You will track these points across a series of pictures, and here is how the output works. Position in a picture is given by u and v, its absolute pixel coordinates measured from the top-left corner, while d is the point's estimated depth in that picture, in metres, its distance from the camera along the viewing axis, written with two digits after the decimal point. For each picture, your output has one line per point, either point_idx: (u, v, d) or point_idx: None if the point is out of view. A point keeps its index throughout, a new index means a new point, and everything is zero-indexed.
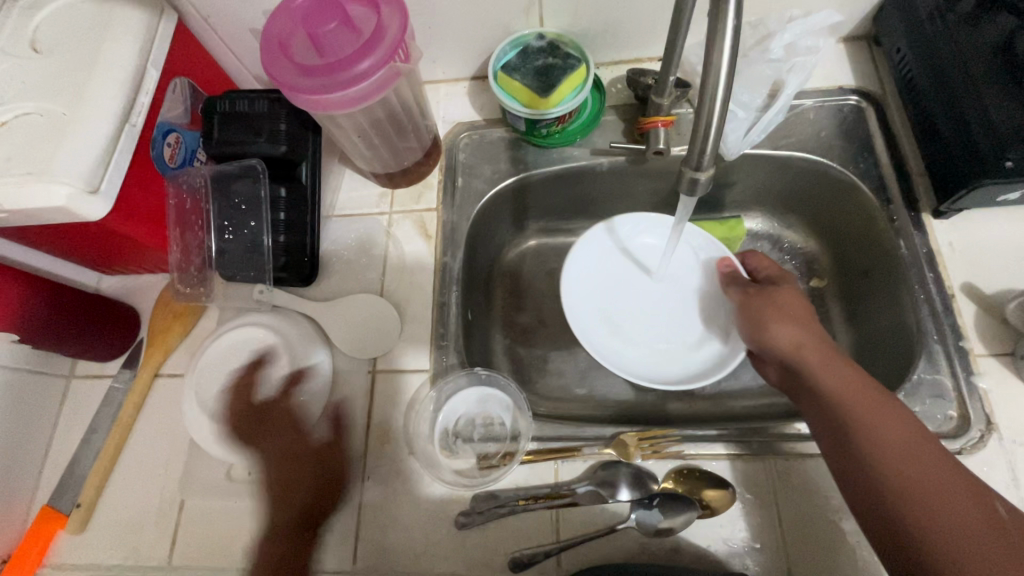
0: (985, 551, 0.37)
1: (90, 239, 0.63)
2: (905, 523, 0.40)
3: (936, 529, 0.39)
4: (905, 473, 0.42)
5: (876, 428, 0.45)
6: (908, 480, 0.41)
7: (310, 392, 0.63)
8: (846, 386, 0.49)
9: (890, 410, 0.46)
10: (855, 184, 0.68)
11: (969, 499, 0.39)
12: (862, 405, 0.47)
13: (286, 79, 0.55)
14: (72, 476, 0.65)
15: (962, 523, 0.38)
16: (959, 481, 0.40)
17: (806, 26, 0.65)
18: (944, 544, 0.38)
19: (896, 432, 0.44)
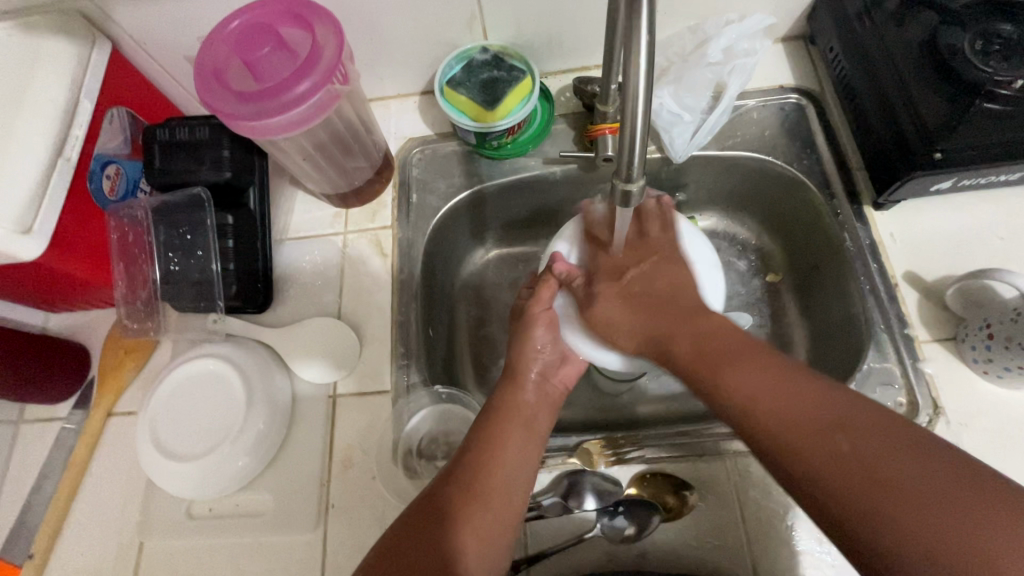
0: (864, 473, 0.38)
1: (30, 281, 0.61)
2: (800, 472, 0.41)
3: (815, 468, 0.40)
4: (775, 423, 0.43)
5: (730, 386, 0.47)
6: (780, 432, 0.43)
7: (267, 422, 0.61)
8: (693, 350, 0.52)
9: (739, 361, 0.48)
10: (801, 179, 0.69)
11: (803, 418, 0.42)
12: (713, 366, 0.49)
13: (222, 106, 0.54)
14: (24, 527, 0.63)
15: (845, 460, 0.39)
16: (803, 405, 0.43)
17: (742, 30, 0.67)
18: (830, 482, 0.39)
19: (762, 382, 0.46)
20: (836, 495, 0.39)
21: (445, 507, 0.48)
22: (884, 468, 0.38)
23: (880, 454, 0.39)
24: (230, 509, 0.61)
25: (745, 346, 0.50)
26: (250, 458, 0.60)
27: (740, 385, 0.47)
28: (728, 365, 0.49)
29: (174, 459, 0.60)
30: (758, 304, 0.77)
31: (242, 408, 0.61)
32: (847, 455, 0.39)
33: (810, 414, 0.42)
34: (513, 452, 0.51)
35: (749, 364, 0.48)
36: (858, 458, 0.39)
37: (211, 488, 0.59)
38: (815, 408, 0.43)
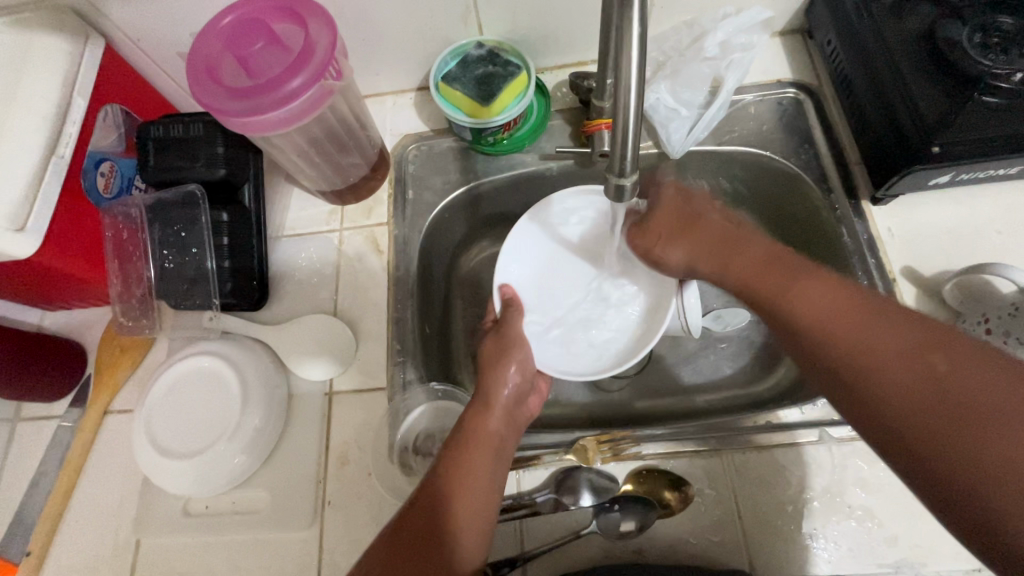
0: (908, 356, 0.41)
1: (24, 279, 0.61)
2: (839, 359, 0.44)
3: (833, 337, 0.45)
4: (834, 328, 0.45)
5: (791, 298, 0.48)
6: (824, 334, 0.45)
7: (263, 418, 0.61)
8: (753, 275, 0.52)
9: (801, 283, 0.48)
10: (798, 173, 0.69)
11: (864, 329, 0.44)
12: (784, 279, 0.49)
13: (214, 102, 0.53)
14: (20, 524, 0.63)
15: (897, 342, 0.42)
16: (862, 316, 0.44)
17: (739, 24, 0.67)
18: (862, 367, 0.42)
19: (818, 290, 0.47)
20: (879, 369, 0.42)
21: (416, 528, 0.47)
22: (897, 344, 0.42)
23: (894, 343, 0.42)
24: (226, 506, 0.61)
25: (762, 258, 0.52)
26: (246, 455, 0.60)
27: (796, 298, 0.48)
28: (788, 290, 0.48)
29: (170, 456, 0.60)
30: None
31: (238, 404, 0.61)
32: (925, 361, 0.40)
33: (858, 321, 0.44)
34: (474, 488, 0.49)
35: (776, 275, 0.50)
36: (879, 357, 0.42)
37: (206, 484, 0.59)
38: (864, 316, 0.44)
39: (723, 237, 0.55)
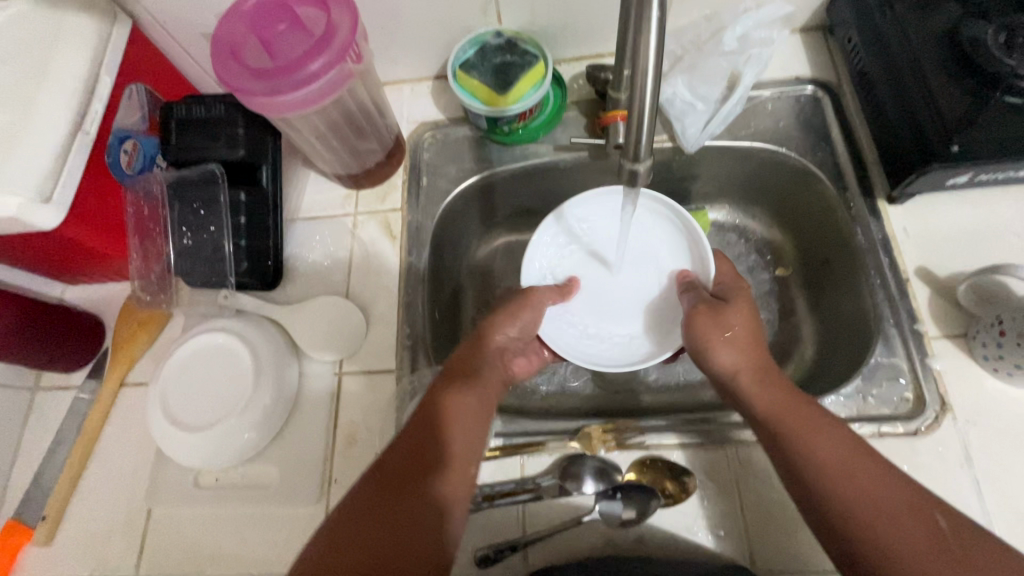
0: (909, 512, 0.42)
1: (48, 251, 0.63)
2: (844, 524, 0.44)
3: (867, 509, 0.43)
4: (842, 476, 0.45)
5: (811, 438, 0.47)
6: (836, 482, 0.45)
7: (274, 397, 0.62)
8: (776, 407, 0.50)
9: (800, 423, 0.48)
10: (814, 171, 0.68)
11: (865, 484, 0.44)
12: (797, 434, 0.48)
13: (237, 82, 0.55)
14: (37, 489, 0.65)
15: (891, 503, 0.43)
16: (868, 471, 0.45)
17: (758, 18, 0.67)
18: (871, 528, 0.42)
19: (824, 436, 0.47)
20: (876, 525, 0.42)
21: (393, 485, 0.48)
22: (926, 503, 0.43)
23: (892, 496, 0.43)
24: (235, 480, 0.62)
25: (781, 391, 0.51)
26: (256, 430, 0.61)
27: (818, 441, 0.47)
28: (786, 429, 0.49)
29: (183, 429, 0.61)
30: (766, 298, 0.77)
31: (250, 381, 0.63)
32: (930, 516, 0.42)
33: (857, 469, 0.45)
34: (460, 420, 0.53)
35: (803, 429, 0.48)
36: (878, 504, 0.43)
37: (217, 457, 0.61)
38: (869, 472, 0.45)
39: (742, 355, 0.55)
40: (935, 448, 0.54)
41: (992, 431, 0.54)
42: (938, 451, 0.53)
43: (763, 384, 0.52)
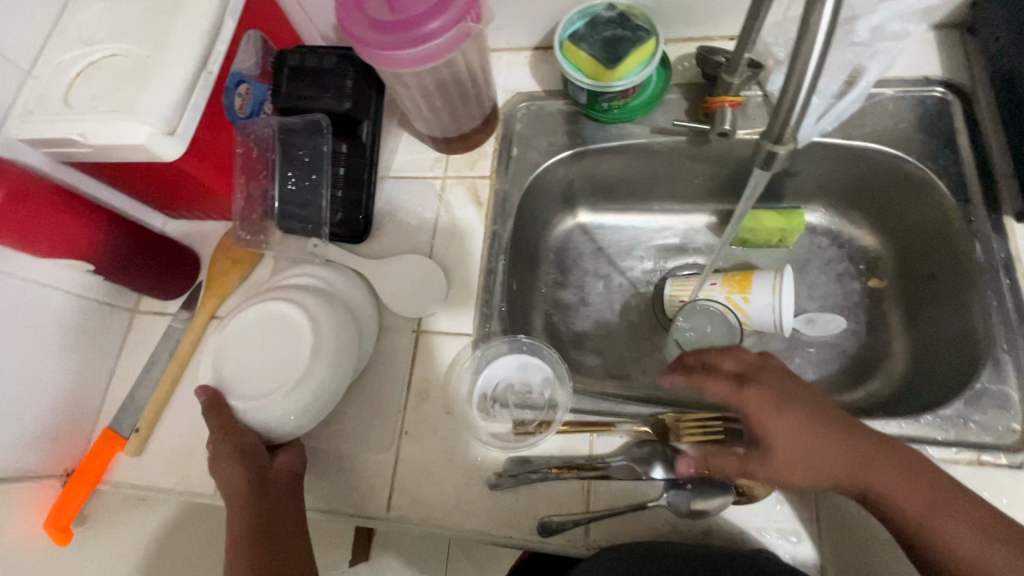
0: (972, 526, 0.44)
1: (166, 182, 0.66)
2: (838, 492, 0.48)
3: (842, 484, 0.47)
4: (922, 501, 0.45)
5: (858, 462, 0.47)
6: (911, 502, 0.45)
7: (330, 375, 0.59)
8: (829, 423, 0.48)
9: (857, 444, 0.47)
10: (932, 180, 0.64)
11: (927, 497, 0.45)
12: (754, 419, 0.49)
13: (358, 34, 0.56)
14: (131, 403, 0.69)
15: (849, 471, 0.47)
16: (926, 485, 0.45)
17: (897, 9, 0.61)
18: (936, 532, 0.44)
19: (782, 426, 0.48)
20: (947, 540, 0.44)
21: (261, 541, 0.53)
22: (875, 459, 0.47)
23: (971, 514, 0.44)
24: None
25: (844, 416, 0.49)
26: None
27: (779, 434, 0.48)
28: (842, 448, 0.47)
29: None
30: (855, 308, 0.73)
31: (317, 356, 0.59)
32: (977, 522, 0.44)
33: (912, 486, 0.46)
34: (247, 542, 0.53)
35: (874, 456, 0.47)
36: (941, 515, 0.44)
37: None
38: (936, 492, 0.45)
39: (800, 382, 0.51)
40: None
41: None
42: None
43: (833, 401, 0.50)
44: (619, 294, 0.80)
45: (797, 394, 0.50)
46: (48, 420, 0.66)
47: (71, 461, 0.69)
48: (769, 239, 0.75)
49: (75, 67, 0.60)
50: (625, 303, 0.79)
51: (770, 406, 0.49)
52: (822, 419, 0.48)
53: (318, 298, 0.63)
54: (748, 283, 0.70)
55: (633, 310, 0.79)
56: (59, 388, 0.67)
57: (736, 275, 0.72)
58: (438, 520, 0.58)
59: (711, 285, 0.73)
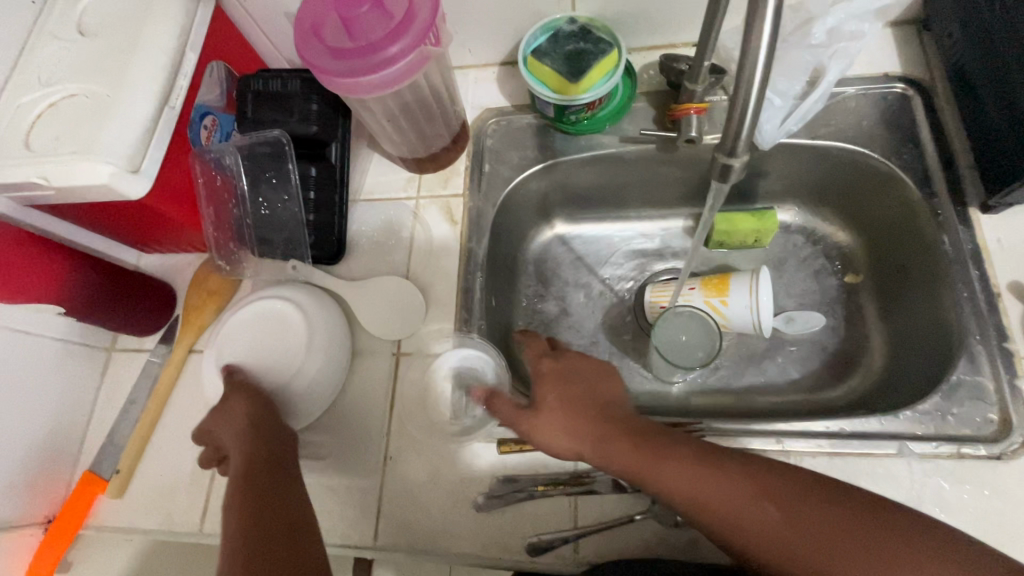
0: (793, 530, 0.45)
1: (133, 217, 0.65)
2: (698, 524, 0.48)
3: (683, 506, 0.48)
4: (739, 518, 0.46)
5: (671, 485, 0.49)
6: (732, 514, 0.46)
7: (321, 368, 0.63)
8: (630, 450, 0.51)
9: (669, 466, 0.49)
10: (897, 174, 0.65)
11: (752, 508, 0.46)
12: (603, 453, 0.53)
13: (319, 63, 0.56)
14: (112, 443, 0.68)
15: (691, 488, 0.48)
16: (742, 490, 0.47)
17: (849, 11, 0.62)
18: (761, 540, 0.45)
19: (620, 454, 0.52)
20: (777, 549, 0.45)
21: (259, 473, 0.54)
22: (712, 471, 0.48)
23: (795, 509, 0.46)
24: None
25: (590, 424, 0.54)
26: (308, 398, 0.62)
27: (621, 459, 0.52)
28: (656, 469, 0.50)
29: None
30: (833, 305, 0.73)
31: (302, 365, 0.62)
32: (796, 521, 0.45)
33: (733, 500, 0.47)
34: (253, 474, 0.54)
35: (702, 474, 0.48)
36: (769, 524, 0.45)
37: None
38: (757, 499, 0.47)
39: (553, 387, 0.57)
40: (1020, 473, 0.51)
41: None
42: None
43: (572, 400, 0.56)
44: (600, 303, 0.80)
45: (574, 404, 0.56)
46: (25, 466, 0.65)
47: (52, 506, 0.68)
48: (744, 241, 0.76)
49: (34, 108, 0.59)
50: (607, 311, 0.79)
51: (592, 424, 0.54)
52: (617, 432, 0.53)
53: (301, 310, 0.64)
54: (725, 286, 0.71)
55: (615, 318, 0.79)
56: (36, 433, 0.66)
57: (713, 279, 0.72)
58: (426, 545, 0.58)
59: (689, 290, 0.73)
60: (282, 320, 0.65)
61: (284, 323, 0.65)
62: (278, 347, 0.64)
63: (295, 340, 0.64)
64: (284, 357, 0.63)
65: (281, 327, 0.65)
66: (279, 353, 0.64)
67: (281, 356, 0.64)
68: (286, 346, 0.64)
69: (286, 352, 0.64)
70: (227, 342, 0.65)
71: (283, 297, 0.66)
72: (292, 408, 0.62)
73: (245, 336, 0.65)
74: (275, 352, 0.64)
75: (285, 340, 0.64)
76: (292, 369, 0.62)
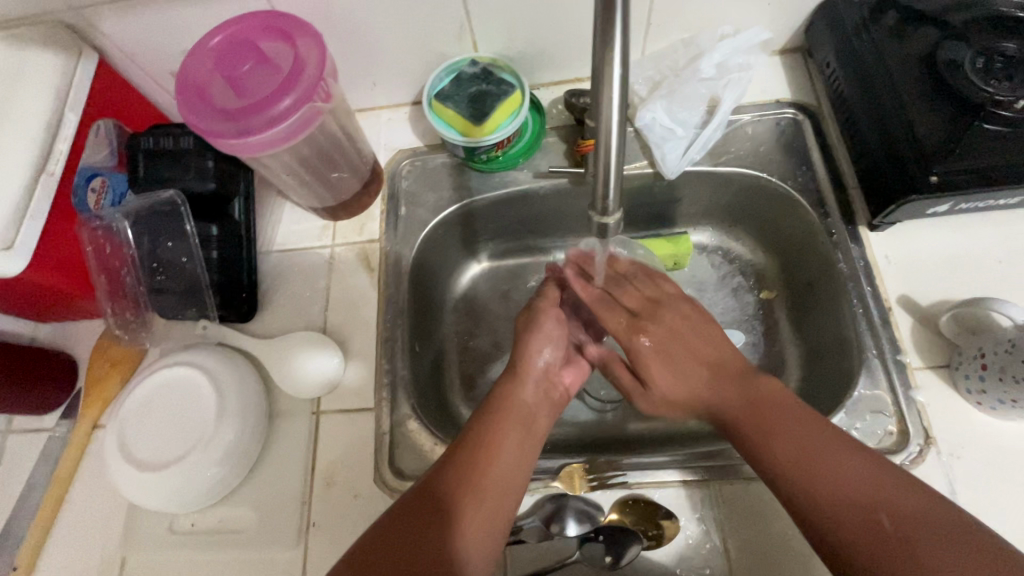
0: (859, 513, 0.43)
1: (15, 292, 0.61)
2: (807, 504, 0.45)
3: (807, 486, 0.46)
4: (810, 471, 0.46)
5: (775, 433, 0.49)
6: (831, 497, 0.44)
7: (234, 435, 0.60)
8: (749, 413, 0.51)
9: (797, 425, 0.49)
10: (795, 196, 0.68)
11: (838, 473, 0.45)
12: (762, 419, 0.50)
13: (206, 126, 0.53)
14: (9, 536, 0.63)
15: (833, 476, 0.45)
16: (837, 460, 0.46)
17: (736, 45, 0.66)
18: (828, 516, 0.44)
19: (788, 421, 0.49)
20: (847, 528, 0.43)
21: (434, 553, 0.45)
22: (859, 474, 0.45)
23: (873, 487, 0.44)
24: (212, 525, 0.61)
25: (521, 460, 0.52)
26: (220, 469, 0.59)
27: (778, 430, 0.49)
28: (774, 428, 0.49)
29: (143, 467, 0.59)
30: (751, 322, 0.75)
31: (211, 433, 0.59)
32: (880, 517, 0.43)
33: (831, 466, 0.46)
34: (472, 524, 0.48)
35: (832, 456, 0.46)
36: (879, 513, 0.43)
37: (199, 500, 0.60)
38: (854, 470, 0.45)
39: (493, 416, 0.54)
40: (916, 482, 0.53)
41: (976, 464, 0.53)
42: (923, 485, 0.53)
43: (504, 438, 0.53)
44: None
45: (506, 439, 0.53)
46: None
47: None
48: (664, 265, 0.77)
49: None
50: None
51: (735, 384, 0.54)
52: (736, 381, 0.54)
53: (207, 377, 0.62)
54: None
55: None
56: None
57: None
58: None
59: None
60: (188, 387, 0.62)
61: (190, 390, 0.62)
62: (184, 416, 0.61)
63: (202, 406, 0.61)
64: (192, 426, 0.60)
65: (187, 396, 0.62)
66: (186, 423, 0.61)
67: (188, 426, 0.60)
68: (194, 414, 0.61)
69: (193, 421, 0.61)
70: (129, 420, 0.62)
71: (187, 364, 0.63)
72: (205, 482, 0.59)
73: (150, 410, 0.62)
74: (181, 422, 0.61)
75: (192, 408, 0.61)
76: (200, 438, 0.59)
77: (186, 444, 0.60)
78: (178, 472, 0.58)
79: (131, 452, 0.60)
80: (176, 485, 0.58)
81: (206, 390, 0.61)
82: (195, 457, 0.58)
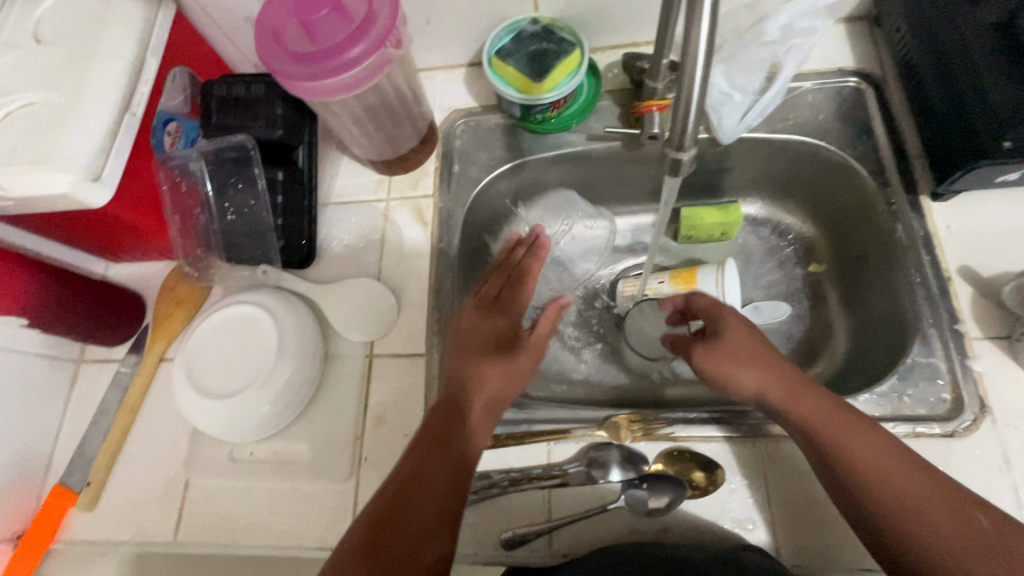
0: (947, 520, 0.44)
1: (97, 225, 0.65)
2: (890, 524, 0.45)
3: (900, 506, 0.45)
4: (887, 486, 0.46)
5: (859, 449, 0.48)
6: (917, 514, 0.45)
7: (293, 370, 0.62)
8: (826, 418, 0.50)
9: (874, 446, 0.48)
10: (852, 164, 0.67)
11: (921, 484, 0.46)
12: (840, 430, 0.49)
13: (282, 69, 0.56)
14: (81, 456, 0.67)
15: (925, 498, 0.45)
16: (914, 470, 0.47)
17: (801, 8, 0.63)
18: (910, 524, 0.45)
19: (866, 440, 0.48)
20: (934, 540, 0.44)
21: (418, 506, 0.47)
22: (955, 500, 0.45)
23: (952, 498, 0.45)
24: (269, 455, 0.64)
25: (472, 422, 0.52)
26: (276, 405, 0.62)
27: (860, 447, 0.48)
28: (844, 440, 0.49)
29: (208, 395, 0.62)
30: (797, 295, 0.75)
31: (273, 366, 0.62)
32: (971, 518, 0.44)
33: (908, 480, 0.46)
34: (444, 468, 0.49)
35: (921, 480, 0.46)
36: (980, 543, 0.43)
37: (260, 431, 0.63)
38: (938, 491, 0.45)
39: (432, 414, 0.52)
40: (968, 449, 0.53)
41: None
42: (976, 453, 0.52)
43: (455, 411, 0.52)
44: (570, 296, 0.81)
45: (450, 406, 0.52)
46: None
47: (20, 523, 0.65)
48: (712, 234, 0.77)
49: None
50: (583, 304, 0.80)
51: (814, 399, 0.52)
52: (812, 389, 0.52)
53: (271, 315, 0.65)
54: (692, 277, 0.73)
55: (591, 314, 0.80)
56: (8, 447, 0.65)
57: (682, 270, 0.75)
58: None
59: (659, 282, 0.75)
60: (253, 323, 0.65)
61: (254, 325, 0.65)
62: (249, 350, 0.64)
63: (267, 340, 0.64)
64: (257, 359, 0.64)
65: (253, 331, 0.65)
66: (251, 355, 0.64)
67: (252, 358, 0.64)
68: (258, 348, 0.64)
69: (257, 354, 0.64)
70: (195, 351, 0.65)
71: (252, 303, 0.66)
72: (266, 412, 0.62)
73: (215, 342, 0.65)
74: (246, 354, 0.64)
75: (257, 343, 0.64)
76: (263, 369, 0.63)
77: (249, 372, 0.63)
78: (240, 400, 0.61)
79: (197, 378, 0.64)
80: (238, 411, 0.61)
81: (271, 326, 0.65)
82: (259, 387, 0.61)
